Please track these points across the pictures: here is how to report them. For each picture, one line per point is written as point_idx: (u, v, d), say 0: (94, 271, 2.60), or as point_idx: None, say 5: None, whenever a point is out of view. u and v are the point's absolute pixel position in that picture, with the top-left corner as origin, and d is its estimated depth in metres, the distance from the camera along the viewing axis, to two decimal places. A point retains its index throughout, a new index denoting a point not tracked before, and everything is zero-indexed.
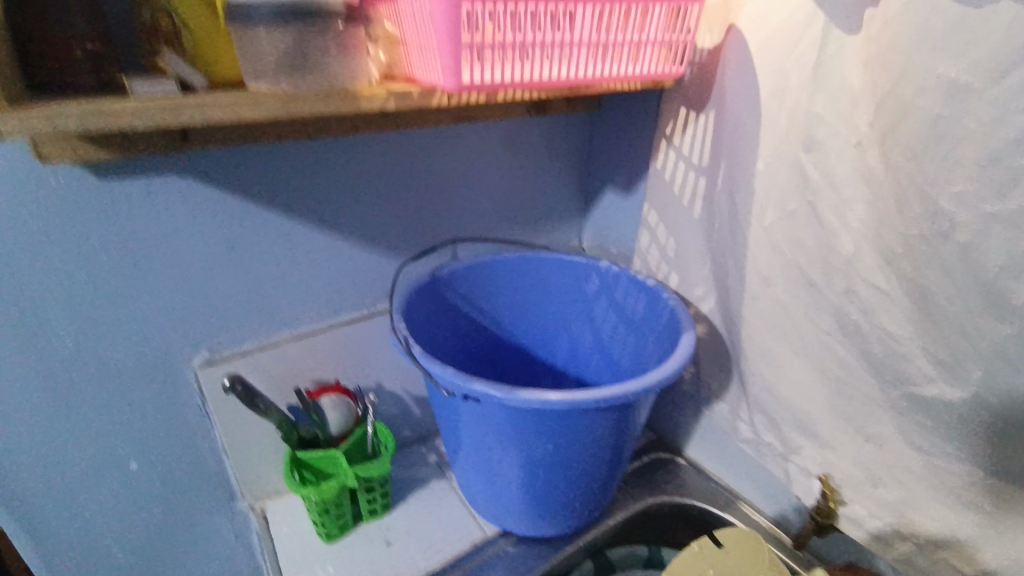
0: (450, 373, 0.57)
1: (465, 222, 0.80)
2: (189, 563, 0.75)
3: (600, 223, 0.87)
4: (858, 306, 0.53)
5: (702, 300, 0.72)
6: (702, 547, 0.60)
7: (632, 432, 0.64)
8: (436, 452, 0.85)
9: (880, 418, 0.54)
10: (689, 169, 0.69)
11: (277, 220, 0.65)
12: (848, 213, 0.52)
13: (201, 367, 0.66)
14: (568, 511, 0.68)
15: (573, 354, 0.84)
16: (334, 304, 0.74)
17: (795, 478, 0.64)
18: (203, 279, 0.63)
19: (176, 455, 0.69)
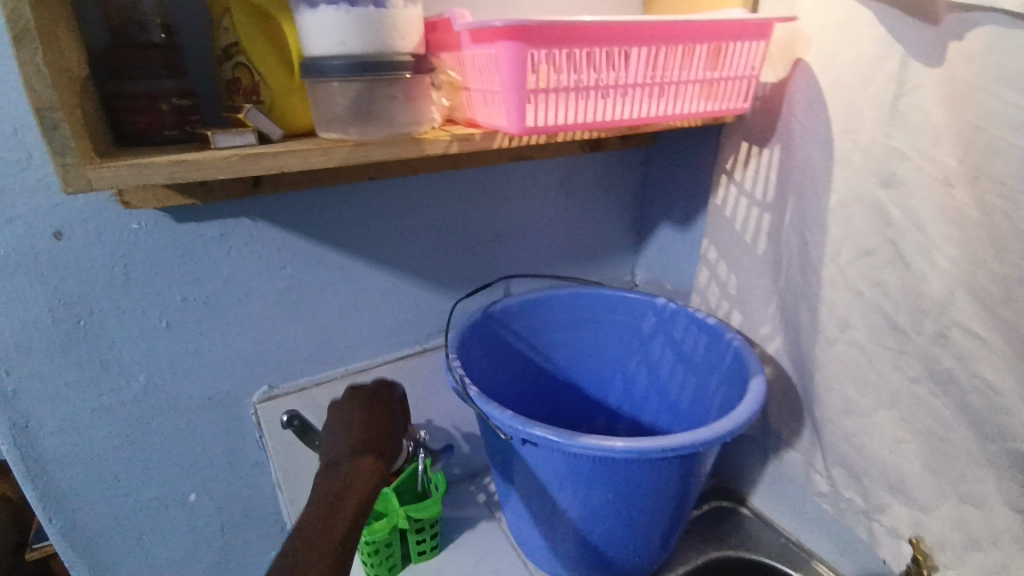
0: (507, 416, 0.55)
1: (518, 258, 0.79)
2: None
3: (654, 258, 0.85)
4: (953, 353, 0.49)
5: (767, 340, 0.68)
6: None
7: (697, 481, 0.60)
8: (485, 491, 0.83)
9: (981, 476, 0.49)
10: (752, 205, 0.67)
11: (338, 258, 0.67)
12: (935, 253, 0.49)
13: (261, 402, 0.67)
14: (626, 563, 0.65)
15: (628, 393, 0.81)
16: (389, 340, 0.74)
17: (880, 538, 0.59)
18: (266, 316, 0.65)
19: (233, 488, 0.70)
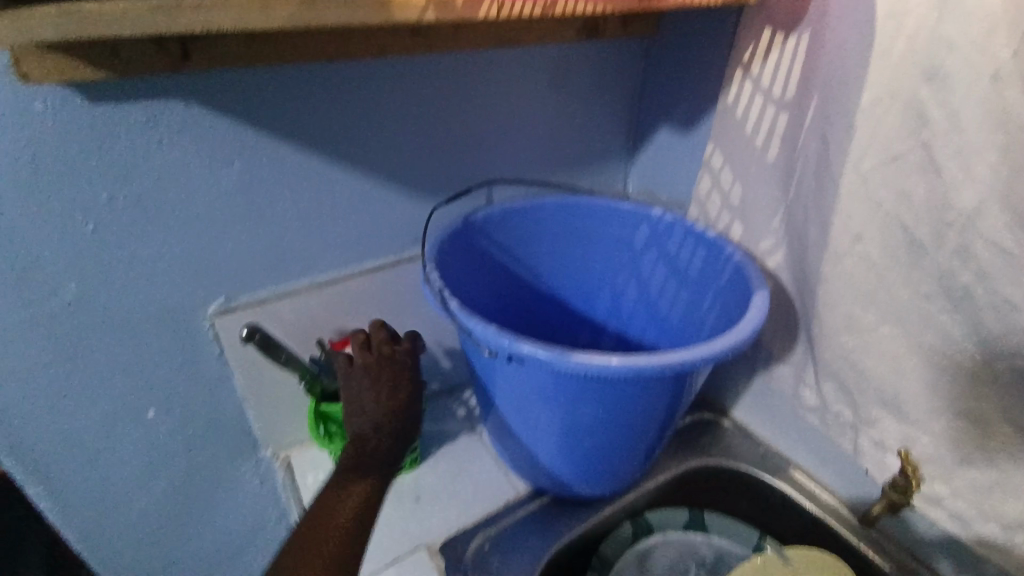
0: (492, 332, 0.51)
1: (503, 162, 0.72)
2: (216, 509, 0.74)
3: (649, 164, 0.79)
4: (974, 270, 0.46)
5: (768, 254, 0.64)
6: (765, 562, 0.60)
7: (686, 397, 0.58)
8: (465, 405, 0.81)
9: (984, 394, 0.48)
10: (768, 104, 0.60)
11: (297, 155, 0.58)
12: (974, 159, 0.43)
13: (218, 315, 0.61)
14: (608, 474, 0.65)
15: (615, 309, 0.78)
16: (361, 250, 0.67)
17: (865, 452, 0.59)
18: (216, 221, 0.57)
19: (197, 405, 0.66)
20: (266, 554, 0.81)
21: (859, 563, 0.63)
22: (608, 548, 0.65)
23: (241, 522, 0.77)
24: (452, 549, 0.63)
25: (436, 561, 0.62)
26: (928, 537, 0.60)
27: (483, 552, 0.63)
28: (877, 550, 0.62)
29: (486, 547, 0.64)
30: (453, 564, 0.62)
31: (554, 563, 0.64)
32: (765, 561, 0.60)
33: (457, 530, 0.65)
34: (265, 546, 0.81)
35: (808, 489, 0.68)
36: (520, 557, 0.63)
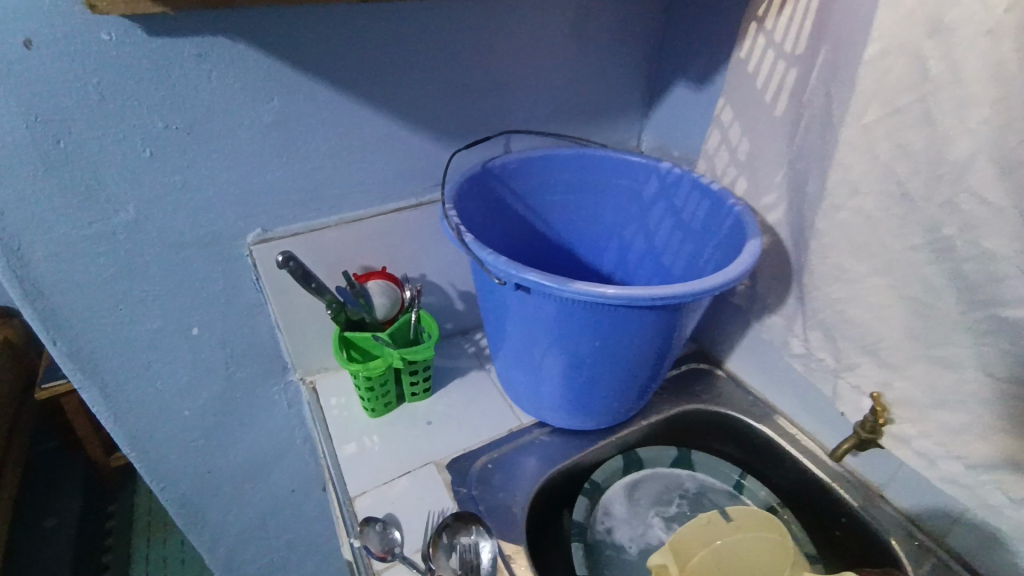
0: (502, 262, 0.56)
1: (522, 112, 0.75)
2: (250, 425, 0.82)
3: (663, 121, 0.81)
4: (958, 222, 0.48)
5: (770, 209, 0.67)
6: (710, 520, 0.65)
7: (680, 336, 0.63)
8: (476, 345, 0.87)
9: (957, 342, 0.51)
10: (779, 59, 0.62)
11: (329, 95, 0.62)
12: (967, 111, 0.45)
13: (256, 244, 0.67)
14: (604, 408, 0.70)
15: (622, 259, 0.82)
16: (384, 191, 0.72)
17: (844, 395, 0.63)
18: (255, 154, 0.62)
19: (235, 326, 0.72)
20: (293, 470, 0.90)
21: (836, 504, 0.68)
22: (599, 475, 0.72)
23: (271, 438, 0.85)
24: (458, 466, 0.69)
25: (444, 475, 0.68)
26: (899, 480, 0.64)
27: (487, 470, 0.69)
28: (846, 487, 0.67)
29: (490, 466, 0.70)
30: (458, 478, 0.68)
31: (550, 485, 0.70)
32: (711, 519, 0.65)
33: (464, 450, 0.71)
34: (292, 462, 0.89)
35: (792, 434, 0.73)
36: (519, 476, 0.69)
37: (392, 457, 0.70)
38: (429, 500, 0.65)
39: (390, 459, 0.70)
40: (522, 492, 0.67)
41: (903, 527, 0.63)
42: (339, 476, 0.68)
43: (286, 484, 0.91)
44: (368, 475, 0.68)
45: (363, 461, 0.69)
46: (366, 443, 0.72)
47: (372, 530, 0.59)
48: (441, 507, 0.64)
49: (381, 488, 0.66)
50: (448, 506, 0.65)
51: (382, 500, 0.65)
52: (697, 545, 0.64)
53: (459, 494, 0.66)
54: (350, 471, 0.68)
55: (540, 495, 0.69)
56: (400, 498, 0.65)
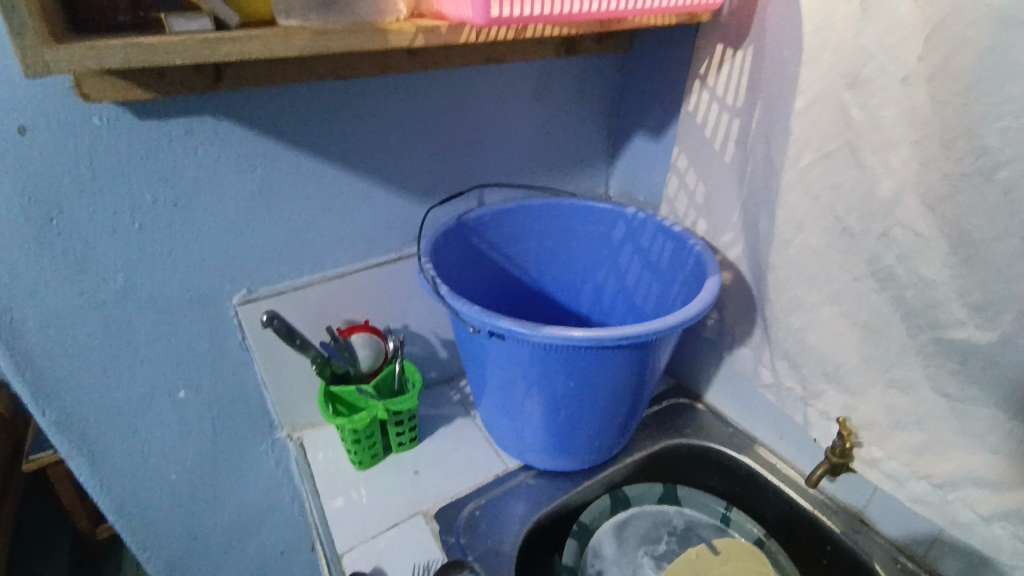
0: (475, 311, 0.59)
1: (493, 168, 0.80)
2: (237, 485, 0.82)
3: (626, 170, 0.86)
4: (895, 252, 0.52)
5: (729, 247, 0.71)
6: (699, 555, 0.68)
7: (653, 373, 0.65)
8: (460, 392, 0.89)
9: (909, 364, 0.54)
10: (723, 111, 0.67)
11: (310, 162, 0.67)
12: (890, 153, 0.50)
13: (242, 303, 0.69)
14: (587, 448, 0.71)
15: (597, 301, 0.85)
16: (365, 247, 0.75)
17: (814, 421, 0.65)
18: (241, 220, 0.66)
19: (222, 385, 0.74)
20: (281, 529, 0.89)
21: (820, 531, 0.69)
22: (587, 516, 0.72)
23: (258, 498, 0.84)
24: (445, 514, 0.70)
25: (431, 525, 0.68)
26: (876, 503, 0.65)
27: (474, 517, 0.70)
28: (825, 512, 0.68)
29: (477, 512, 0.70)
30: (445, 527, 0.68)
31: (537, 529, 0.70)
32: (698, 553, 0.68)
33: (450, 499, 0.72)
34: (279, 522, 0.88)
35: (772, 463, 0.74)
36: (507, 521, 0.69)
37: (379, 509, 0.70)
38: (416, 552, 0.65)
39: (377, 512, 0.70)
40: (509, 537, 0.68)
41: (884, 550, 0.64)
42: (326, 532, 0.68)
43: (274, 545, 0.90)
44: (355, 529, 0.68)
45: (350, 516, 0.70)
46: (353, 496, 0.72)
47: None
48: (427, 559, 0.65)
49: (369, 542, 0.66)
50: (436, 557, 0.65)
51: (370, 553, 0.65)
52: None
53: (447, 543, 0.66)
54: (338, 526, 0.68)
55: (527, 539, 0.69)
56: (387, 551, 0.65)
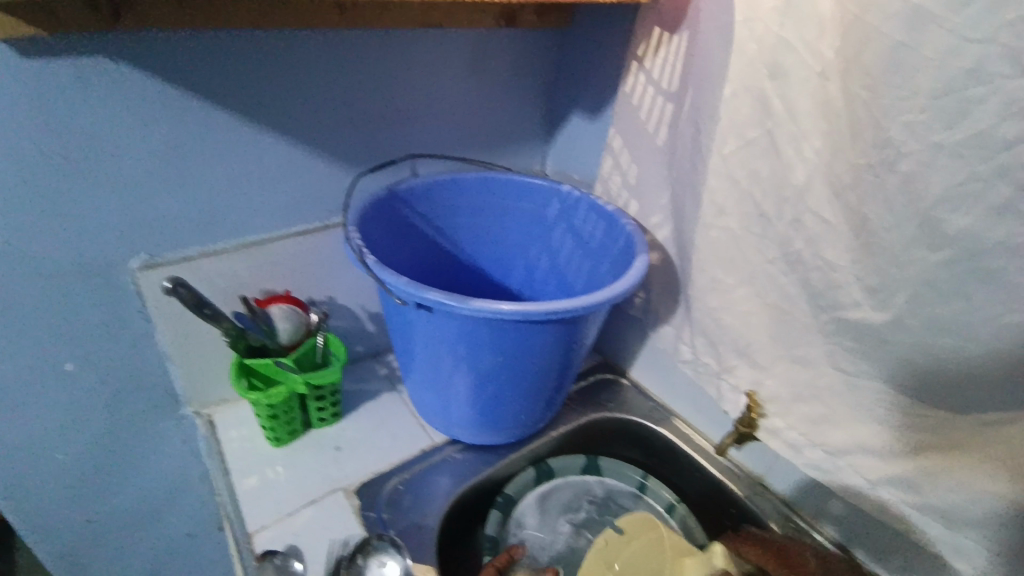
0: (403, 282, 0.57)
1: (427, 137, 0.77)
2: (137, 466, 0.75)
3: (563, 148, 0.87)
4: (804, 236, 0.55)
5: (657, 228, 0.73)
6: (606, 541, 0.70)
7: (579, 349, 0.66)
8: (388, 367, 0.87)
9: (811, 341, 0.58)
10: (656, 94, 0.69)
11: (223, 116, 0.61)
12: (804, 143, 0.53)
13: (142, 270, 0.63)
14: (514, 422, 0.71)
15: (529, 278, 0.85)
16: (286, 213, 0.71)
17: (726, 395, 0.69)
18: (146, 180, 0.60)
19: (118, 359, 0.67)
20: (189, 511, 0.84)
21: (726, 497, 0.73)
22: (512, 488, 0.73)
23: (163, 479, 0.79)
24: (368, 490, 0.68)
25: (352, 501, 0.67)
26: (776, 470, 0.70)
27: (398, 492, 0.69)
28: (732, 478, 0.73)
29: (401, 487, 0.69)
30: (366, 503, 0.67)
31: (461, 502, 0.70)
32: (605, 540, 0.70)
33: (373, 474, 0.70)
34: (188, 503, 0.83)
35: (687, 435, 0.78)
36: (431, 495, 0.69)
37: (296, 487, 0.67)
38: (335, 528, 0.63)
39: (295, 489, 0.67)
40: (433, 512, 0.67)
41: (780, 512, 0.70)
42: (237, 513, 0.64)
43: (181, 527, 0.84)
44: (270, 508, 0.65)
45: (264, 494, 0.66)
46: (268, 474, 0.69)
47: (270, 564, 0.58)
48: (346, 535, 0.63)
49: (284, 520, 0.64)
50: (356, 533, 0.63)
51: (285, 532, 0.62)
52: (601, 568, 0.68)
53: (368, 519, 0.65)
54: (251, 505, 0.65)
55: (451, 513, 0.69)
56: (304, 528, 0.63)
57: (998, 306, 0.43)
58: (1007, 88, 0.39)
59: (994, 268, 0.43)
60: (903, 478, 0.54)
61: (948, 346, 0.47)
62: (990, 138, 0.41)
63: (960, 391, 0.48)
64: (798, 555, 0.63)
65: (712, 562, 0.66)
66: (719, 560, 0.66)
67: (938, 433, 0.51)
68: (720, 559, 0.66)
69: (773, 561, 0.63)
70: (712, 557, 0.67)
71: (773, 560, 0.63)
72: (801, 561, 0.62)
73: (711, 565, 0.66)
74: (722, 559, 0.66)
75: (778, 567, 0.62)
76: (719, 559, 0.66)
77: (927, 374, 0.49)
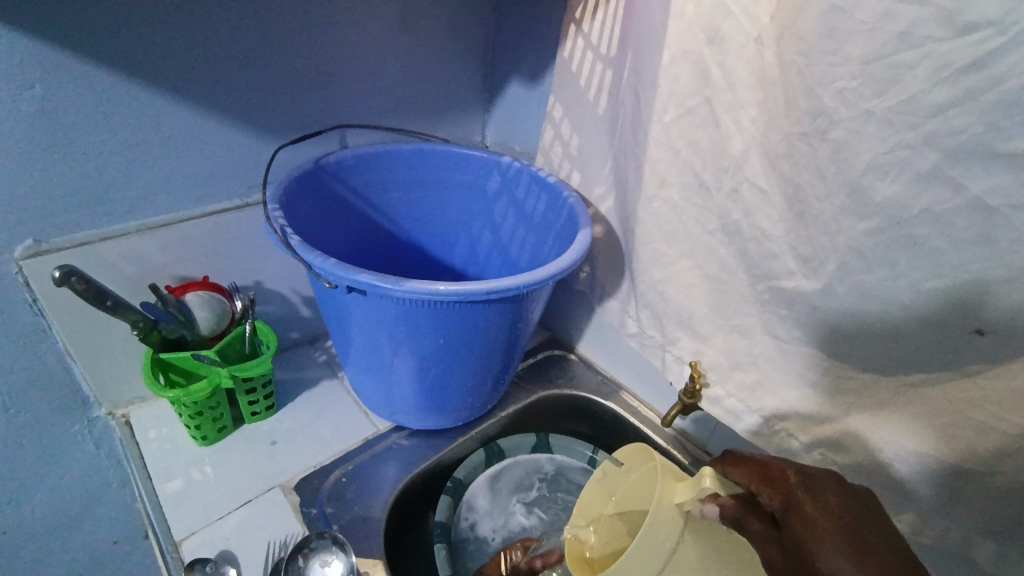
0: (331, 264, 0.53)
1: (354, 106, 0.71)
2: (43, 475, 0.68)
3: (503, 117, 0.83)
4: (741, 207, 0.55)
5: (600, 200, 0.72)
6: (605, 473, 0.60)
7: (525, 327, 0.65)
8: (327, 353, 0.82)
9: (748, 311, 0.59)
10: (596, 61, 0.66)
11: (111, 80, 0.54)
12: (741, 113, 0.52)
13: (27, 258, 0.56)
14: (460, 404, 0.69)
15: (472, 254, 0.82)
16: (198, 191, 0.64)
17: (670, 366, 0.70)
18: (16, 151, 0.52)
19: (8, 359, 0.60)
20: (110, 518, 0.77)
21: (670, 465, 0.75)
22: (461, 472, 0.70)
23: (77, 487, 0.72)
24: (307, 485, 0.65)
25: (291, 498, 0.63)
26: (716, 437, 0.72)
27: (340, 485, 0.66)
28: (677, 448, 0.75)
29: (344, 479, 0.66)
30: (307, 499, 0.63)
31: (408, 489, 0.68)
32: (604, 472, 0.60)
33: (313, 468, 0.67)
34: (108, 510, 0.76)
35: (633, 406, 0.79)
36: (377, 485, 0.66)
37: (228, 487, 0.63)
38: (272, 528, 0.60)
39: (226, 490, 0.63)
40: (379, 502, 0.65)
41: None
42: (160, 520, 0.59)
43: (103, 535, 0.78)
44: (199, 511, 0.60)
45: (191, 498, 0.61)
46: (195, 476, 0.63)
47: (199, 573, 0.54)
48: (285, 535, 0.59)
49: (215, 524, 0.59)
50: (295, 531, 0.60)
51: (216, 537, 0.58)
52: (600, 500, 0.60)
53: (308, 515, 0.62)
54: (176, 510, 0.60)
55: (399, 501, 0.67)
56: (236, 532, 0.59)
57: (919, 272, 0.45)
58: (936, 53, 0.39)
59: (918, 236, 0.44)
60: (835, 439, 0.56)
61: (874, 312, 0.48)
62: (919, 105, 0.41)
63: (885, 356, 0.49)
64: (779, 469, 0.49)
65: (703, 485, 0.49)
66: (711, 482, 0.49)
67: (865, 395, 0.53)
68: (712, 481, 0.49)
69: (758, 480, 0.48)
70: (701, 479, 0.49)
71: (755, 477, 0.48)
72: (783, 477, 0.48)
73: (702, 488, 0.48)
74: (716, 481, 0.49)
75: (768, 490, 0.47)
76: (710, 481, 0.49)
77: (855, 340, 0.51)
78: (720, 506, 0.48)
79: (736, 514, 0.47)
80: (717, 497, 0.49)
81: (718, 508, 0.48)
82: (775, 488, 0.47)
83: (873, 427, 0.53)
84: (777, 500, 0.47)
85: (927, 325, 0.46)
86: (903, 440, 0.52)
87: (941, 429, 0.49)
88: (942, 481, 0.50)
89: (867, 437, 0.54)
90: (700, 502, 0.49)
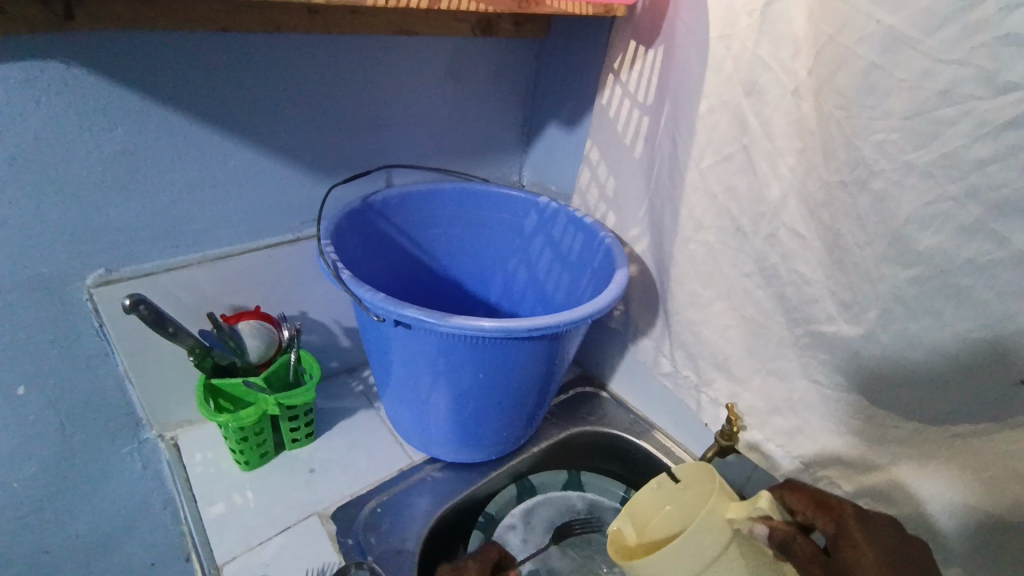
0: (381, 299, 0.55)
1: (402, 148, 0.76)
2: (92, 493, 0.71)
3: (541, 159, 0.86)
4: (779, 252, 0.56)
5: (636, 241, 0.73)
6: (659, 485, 0.57)
7: (561, 363, 0.65)
8: (363, 383, 0.84)
9: (786, 354, 0.59)
10: (633, 108, 0.69)
11: (186, 124, 0.59)
12: (779, 160, 0.53)
13: (97, 286, 0.60)
14: (494, 439, 0.70)
15: (507, 290, 0.84)
16: (255, 226, 0.68)
17: (705, 408, 0.69)
18: (94, 189, 0.57)
19: (74, 381, 0.63)
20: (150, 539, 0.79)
21: None
22: (494, 507, 0.74)
23: (122, 507, 0.74)
24: (343, 514, 0.66)
25: (328, 526, 0.64)
26: (753, 482, 0.70)
27: (375, 515, 0.66)
28: None
29: (379, 510, 0.67)
30: (342, 529, 0.64)
31: (441, 523, 0.68)
32: (659, 484, 0.57)
33: (349, 497, 0.68)
34: (149, 532, 0.78)
35: (666, 447, 0.78)
36: (410, 517, 0.67)
37: (267, 513, 0.65)
38: (309, 557, 0.61)
39: (266, 515, 0.64)
40: (412, 534, 0.65)
41: None
42: (203, 543, 0.61)
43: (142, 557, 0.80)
44: (239, 537, 0.62)
45: (232, 522, 0.63)
46: (236, 500, 0.65)
47: None
48: (322, 563, 0.61)
49: (254, 551, 0.61)
50: (332, 560, 0.61)
51: (254, 563, 0.60)
52: (653, 508, 0.58)
53: (344, 546, 0.62)
54: (218, 534, 0.62)
55: (431, 534, 0.67)
56: (275, 558, 0.60)
57: (966, 322, 0.44)
58: (977, 109, 0.40)
59: (963, 286, 0.44)
60: (881, 489, 0.54)
61: (919, 360, 0.48)
62: (961, 159, 0.42)
63: (932, 406, 0.49)
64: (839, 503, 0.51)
65: (757, 503, 0.49)
66: (765, 502, 0.49)
67: (909, 445, 0.52)
68: (767, 502, 0.49)
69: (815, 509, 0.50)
70: (757, 499, 0.49)
71: (812, 505, 0.50)
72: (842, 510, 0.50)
73: (754, 506, 0.49)
74: (771, 502, 0.49)
75: (824, 518, 0.49)
76: (765, 502, 0.49)
77: (898, 388, 0.50)
78: (771, 528, 0.47)
79: (785, 538, 0.46)
80: (768, 519, 0.48)
81: (768, 530, 0.47)
82: (832, 520, 0.49)
83: (921, 479, 0.52)
84: (829, 528, 0.49)
85: (974, 374, 0.45)
86: (953, 492, 0.50)
87: (992, 483, 0.47)
88: (997, 538, 0.48)
89: (915, 489, 0.52)
90: (752, 520, 0.48)
